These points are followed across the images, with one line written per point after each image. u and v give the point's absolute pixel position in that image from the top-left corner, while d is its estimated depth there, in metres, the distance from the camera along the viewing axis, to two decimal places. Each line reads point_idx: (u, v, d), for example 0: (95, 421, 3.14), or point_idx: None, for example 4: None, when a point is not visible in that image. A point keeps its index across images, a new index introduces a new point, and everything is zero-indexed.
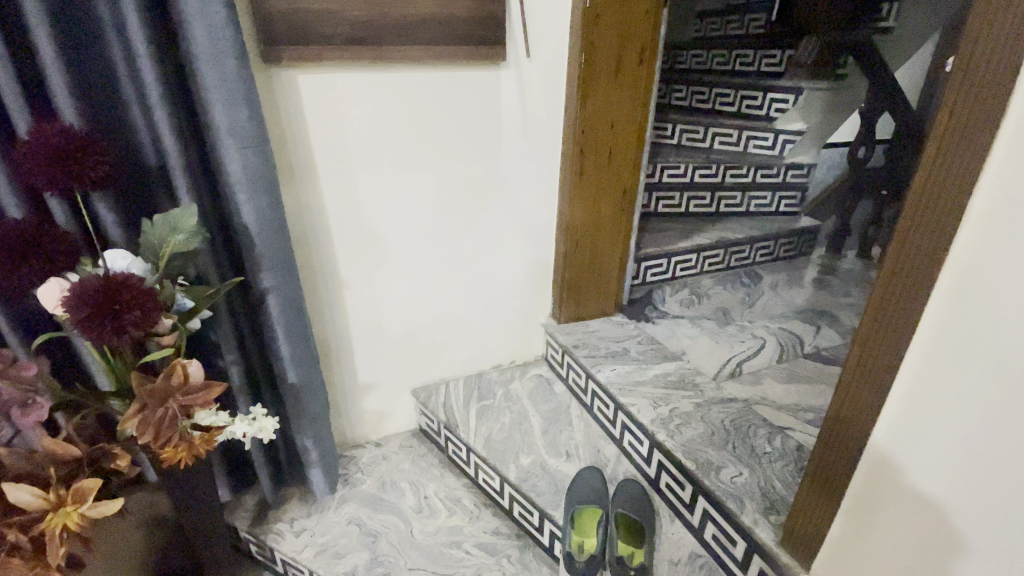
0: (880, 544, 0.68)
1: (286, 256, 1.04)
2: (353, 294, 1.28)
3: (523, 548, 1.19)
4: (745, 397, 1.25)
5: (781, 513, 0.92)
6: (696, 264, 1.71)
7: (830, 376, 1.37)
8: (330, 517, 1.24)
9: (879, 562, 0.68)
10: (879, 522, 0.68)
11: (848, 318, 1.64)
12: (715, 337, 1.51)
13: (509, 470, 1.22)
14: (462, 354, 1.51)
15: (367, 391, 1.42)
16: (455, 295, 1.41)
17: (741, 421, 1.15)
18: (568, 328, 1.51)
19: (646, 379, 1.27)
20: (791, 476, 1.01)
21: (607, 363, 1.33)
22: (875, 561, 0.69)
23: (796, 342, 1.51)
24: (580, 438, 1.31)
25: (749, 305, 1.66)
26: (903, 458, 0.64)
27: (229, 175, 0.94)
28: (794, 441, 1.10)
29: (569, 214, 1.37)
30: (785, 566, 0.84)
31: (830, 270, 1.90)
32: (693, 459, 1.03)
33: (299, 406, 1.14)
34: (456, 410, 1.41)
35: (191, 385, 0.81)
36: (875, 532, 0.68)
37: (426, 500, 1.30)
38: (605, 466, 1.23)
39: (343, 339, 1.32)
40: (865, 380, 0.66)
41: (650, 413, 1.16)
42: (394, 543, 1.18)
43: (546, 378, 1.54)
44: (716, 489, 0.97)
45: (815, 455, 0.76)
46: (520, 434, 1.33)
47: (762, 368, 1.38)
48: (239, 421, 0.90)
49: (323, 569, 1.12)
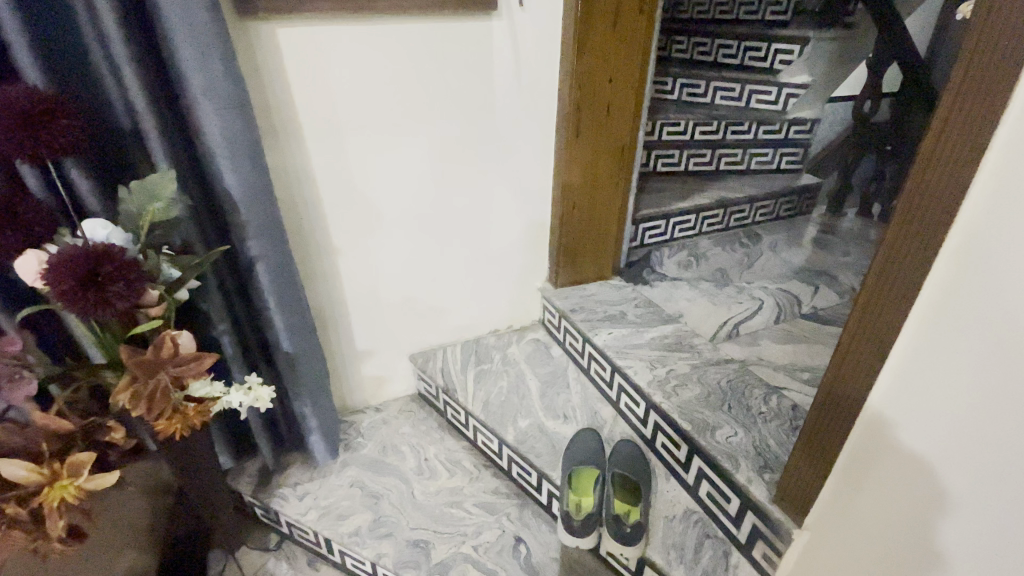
0: (872, 502, 0.69)
1: (273, 224, 1.00)
2: (346, 263, 1.26)
3: (522, 506, 1.22)
4: (741, 358, 1.26)
5: (775, 471, 0.92)
6: (695, 225, 1.68)
7: (827, 335, 1.37)
8: (333, 480, 1.27)
9: (871, 520, 0.69)
10: (872, 480, 0.68)
11: (845, 277, 1.64)
12: (712, 298, 1.49)
13: (508, 433, 1.24)
14: (459, 323, 1.51)
15: (365, 357, 1.41)
16: (451, 264, 1.39)
17: (737, 382, 1.15)
18: (565, 292, 1.50)
19: (643, 343, 1.26)
20: (785, 435, 1.01)
21: (604, 327, 1.32)
22: (866, 517, 0.70)
23: (793, 303, 1.50)
24: (577, 400, 1.32)
25: (748, 266, 1.64)
26: (898, 419, 0.64)
27: (208, 139, 0.90)
28: (789, 401, 1.10)
29: (565, 176, 1.33)
30: (778, 522, 0.85)
31: (831, 230, 1.87)
32: (689, 421, 1.04)
33: (295, 374, 1.14)
34: (454, 374, 1.42)
35: (181, 355, 0.80)
36: (867, 491, 0.69)
37: (426, 462, 1.33)
38: (602, 427, 1.24)
39: (338, 308, 1.30)
40: (865, 342, 0.65)
41: (646, 375, 1.16)
42: (396, 504, 1.21)
43: (543, 342, 1.53)
44: (712, 449, 0.98)
45: (810, 417, 0.76)
46: (518, 396, 1.34)
47: (759, 330, 1.38)
48: (234, 391, 0.91)
49: (326, 531, 1.15)
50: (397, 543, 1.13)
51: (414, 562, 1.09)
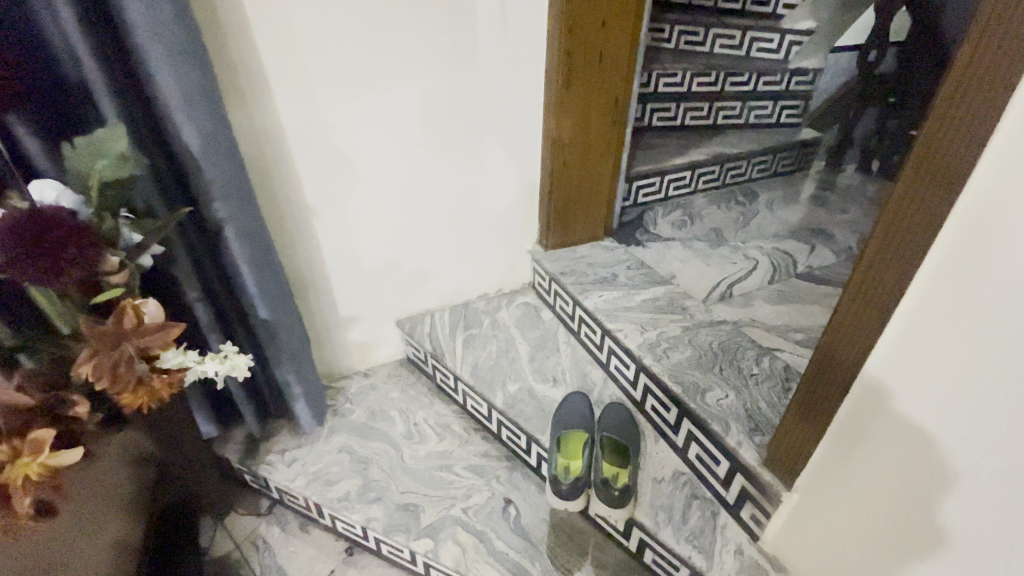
0: (869, 463, 0.68)
1: (240, 186, 0.94)
2: (325, 226, 1.20)
3: (511, 469, 1.21)
4: (734, 320, 1.21)
5: (765, 434, 0.91)
6: (690, 182, 1.62)
7: (822, 295, 1.34)
8: (321, 446, 1.26)
9: (867, 480, 0.69)
10: (869, 442, 0.67)
11: (842, 235, 1.60)
12: (706, 258, 1.44)
13: (497, 397, 1.23)
14: (446, 288, 1.47)
15: (349, 323, 1.38)
16: (438, 227, 1.34)
17: (729, 343, 1.12)
18: (555, 254, 1.44)
19: (634, 305, 1.23)
20: (777, 397, 0.99)
21: (595, 290, 1.28)
22: (862, 478, 0.70)
23: (788, 262, 1.45)
24: (567, 363, 1.30)
25: (743, 225, 1.59)
26: (897, 384, 0.62)
27: (161, 90, 0.82)
28: (781, 362, 1.08)
29: (555, 131, 1.26)
30: (767, 485, 0.84)
31: (828, 186, 1.82)
32: (679, 383, 1.02)
33: (274, 342, 1.10)
34: (442, 339, 1.39)
35: (146, 326, 0.75)
36: (863, 452, 0.68)
37: (416, 426, 1.32)
38: (591, 390, 1.22)
39: (318, 273, 1.25)
40: (867, 304, 0.62)
41: (637, 338, 1.13)
42: (385, 468, 1.21)
43: (533, 306, 1.49)
44: (702, 411, 0.96)
45: (805, 382, 0.74)
46: (507, 360, 1.32)
47: (753, 290, 1.33)
48: (209, 360, 0.87)
49: (315, 496, 1.15)
50: (386, 507, 1.13)
51: (404, 525, 1.09)
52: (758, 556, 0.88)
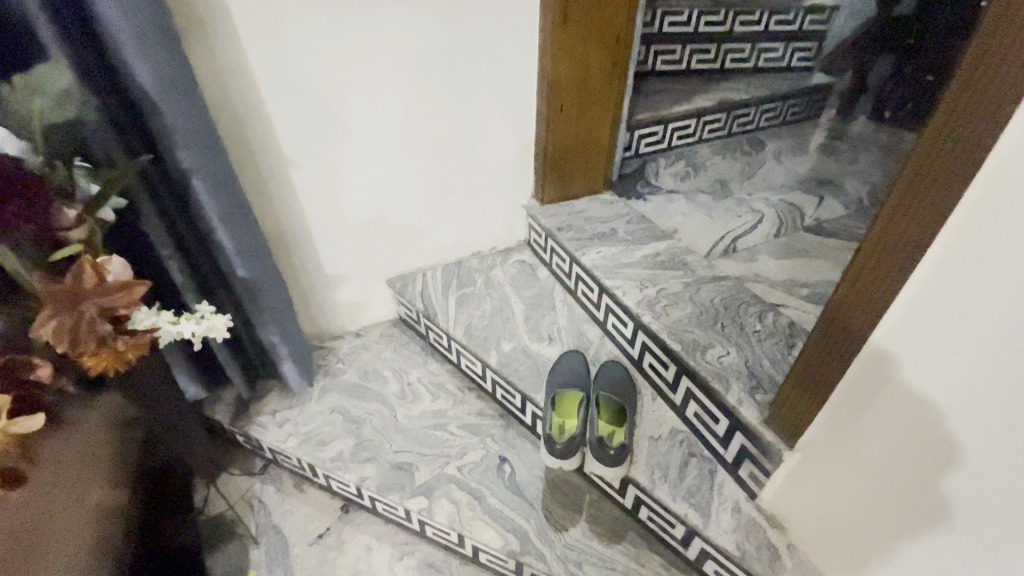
0: (879, 420, 0.66)
1: (206, 133, 0.86)
2: (307, 179, 1.13)
3: (506, 427, 1.19)
4: (737, 275, 1.16)
5: (767, 392, 0.88)
6: (695, 132, 1.53)
7: (829, 248, 1.28)
8: (313, 407, 1.23)
9: (877, 438, 0.67)
10: (882, 399, 0.64)
11: (852, 187, 1.53)
12: (710, 212, 1.37)
13: (491, 356, 1.20)
14: (439, 246, 1.41)
15: (338, 282, 1.32)
16: (429, 181, 1.26)
17: (731, 299, 1.08)
18: (552, 209, 1.36)
19: (634, 261, 1.17)
20: (780, 354, 0.96)
21: (592, 245, 1.22)
22: (871, 437, 0.67)
23: (796, 215, 1.38)
24: (563, 322, 1.26)
25: (749, 177, 1.51)
26: (917, 340, 0.59)
27: (105, 20, 0.72)
28: (786, 319, 1.04)
29: (551, 72, 1.16)
30: (768, 443, 0.82)
31: (838, 136, 1.73)
32: (679, 341, 0.98)
33: (256, 301, 1.05)
34: (434, 298, 1.34)
35: (106, 283, 0.69)
36: (875, 410, 0.66)
37: (409, 386, 1.29)
38: (588, 348, 1.18)
39: (301, 229, 1.19)
40: (890, 251, 0.57)
41: (635, 295, 1.08)
42: (378, 428, 1.19)
43: (529, 264, 1.44)
44: (702, 369, 0.93)
45: (813, 339, 0.70)
46: (501, 319, 1.28)
47: (758, 245, 1.27)
48: (184, 321, 0.84)
49: (307, 456, 1.14)
50: (380, 466, 1.12)
51: (397, 484, 1.08)
52: (755, 514, 0.87)
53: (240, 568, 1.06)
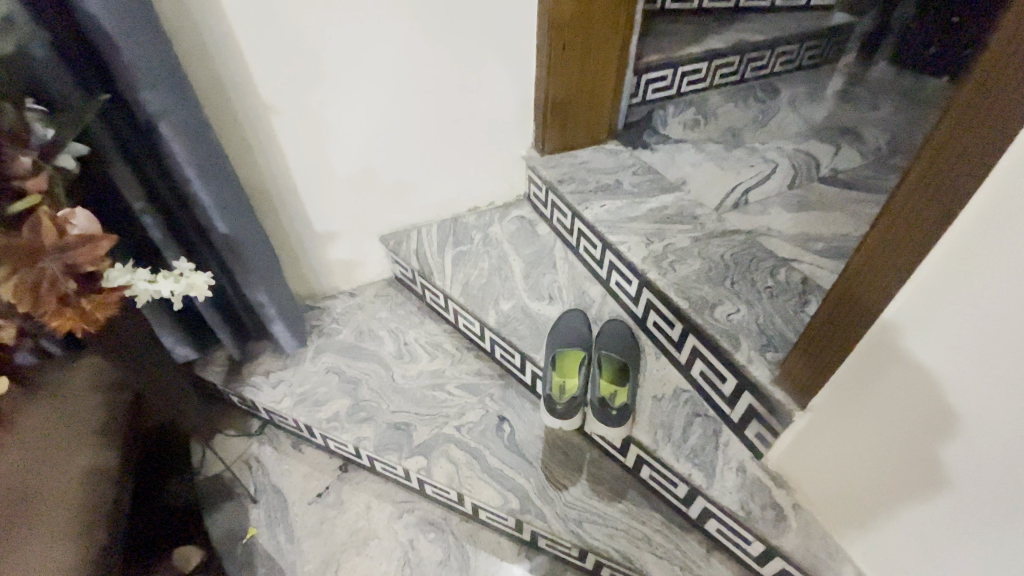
0: (896, 384, 0.61)
1: (171, 69, 0.78)
2: (288, 126, 1.04)
3: (505, 387, 1.17)
4: (748, 229, 1.10)
5: (779, 350, 0.84)
6: (706, 76, 1.41)
7: (845, 201, 1.21)
8: (307, 367, 1.21)
9: (893, 402, 0.62)
10: (903, 358, 0.60)
11: (870, 135, 1.44)
12: (720, 162, 1.29)
13: (489, 316, 1.15)
14: (432, 200, 1.33)
15: (327, 239, 1.26)
16: (418, 129, 1.17)
17: (742, 255, 1.02)
18: (553, 161, 1.28)
19: (640, 216, 1.10)
20: (793, 312, 0.91)
21: (596, 199, 1.15)
22: (887, 399, 0.63)
23: (811, 165, 1.31)
24: (564, 280, 1.21)
25: (762, 125, 1.42)
26: (946, 301, 0.53)
27: None
28: (799, 274, 0.99)
29: (552, 5, 1.05)
30: (778, 404, 0.79)
31: (857, 81, 1.62)
32: (686, 298, 0.93)
33: (240, 259, 1.00)
34: (429, 256, 1.29)
35: (68, 238, 0.65)
36: (895, 371, 0.61)
37: (406, 346, 1.26)
38: (590, 307, 1.14)
39: (285, 182, 1.12)
40: (925, 197, 0.52)
41: (640, 252, 1.02)
42: (375, 388, 1.17)
43: (528, 220, 1.37)
44: (710, 328, 0.89)
45: (833, 295, 0.65)
46: (500, 278, 1.23)
47: (770, 197, 1.20)
48: (162, 279, 0.79)
49: (303, 417, 1.12)
50: (377, 426, 1.10)
51: (395, 444, 1.07)
52: (760, 474, 0.85)
53: (241, 526, 1.07)
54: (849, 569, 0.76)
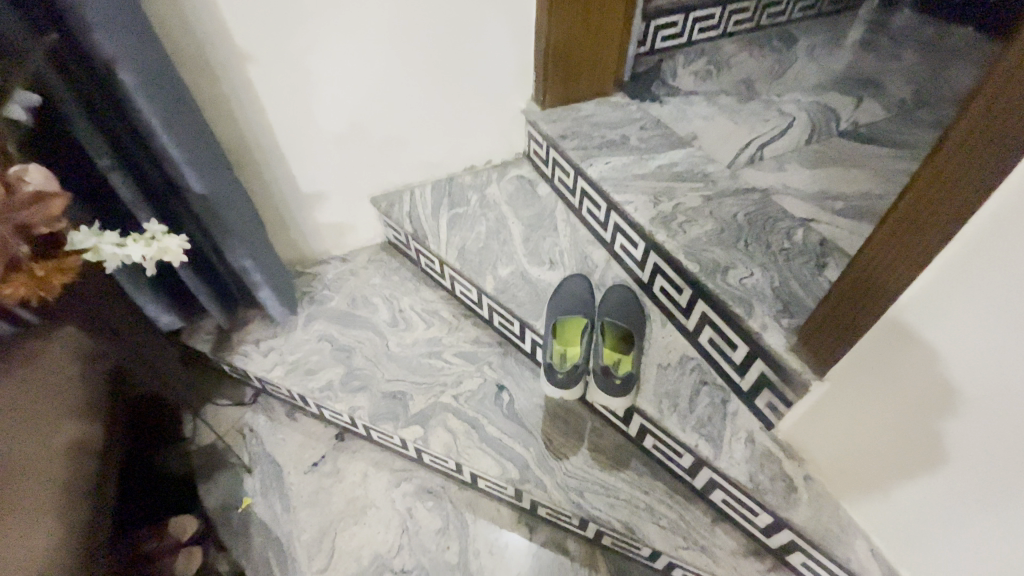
0: (933, 351, 0.57)
1: (127, 6, 0.69)
2: (267, 76, 0.96)
3: (504, 355, 1.13)
4: (763, 187, 1.03)
5: (795, 317, 0.80)
6: (719, 22, 1.31)
7: (866, 157, 1.13)
8: (299, 335, 1.16)
9: (928, 369, 0.59)
10: (943, 323, 0.55)
11: (894, 87, 1.34)
12: (733, 116, 1.20)
13: (486, 282, 1.10)
14: (426, 159, 1.25)
15: (316, 201, 1.19)
16: (412, 81, 1.08)
17: (756, 215, 0.96)
18: (555, 115, 1.20)
19: (648, 173, 1.03)
20: (810, 276, 0.86)
21: (600, 155, 1.07)
22: (921, 366, 0.59)
23: (830, 119, 1.22)
24: (566, 244, 1.15)
25: (779, 75, 1.32)
26: (1002, 262, 0.48)
27: None
28: (817, 236, 0.93)
29: None
30: (793, 373, 0.74)
31: (881, 28, 1.50)
32: (697, 262, 0.88)
33: (220, 222, 0.93)
34: (423, 219, 1.22)
35: (19, 198, 0.60)
36: (933, 336, 0.56)
37: (401, 313, 1.21)
38: (593, 272, 1.08)
39: (266, 138, 1.04)
40: (982, 143, 0.45)
41: (648, 212, 0.96)
42: (369, 356, 1.13)
43: (528, 180, 1.29)
44: (722, 293, 0.83)
45: (864, 256, 0.59)
46: (498, 241, 1.17)
47: (787, 152, 1.12)
48: (132, 243, 0.73)
49: (296, 386, 1.08)
50: (372, 396, 1.06)
51: (390, 413, 1.04)
52: (770, 444, 0.82)
53: (236, 495, 1.06)
54: (860, 542, 0.74)
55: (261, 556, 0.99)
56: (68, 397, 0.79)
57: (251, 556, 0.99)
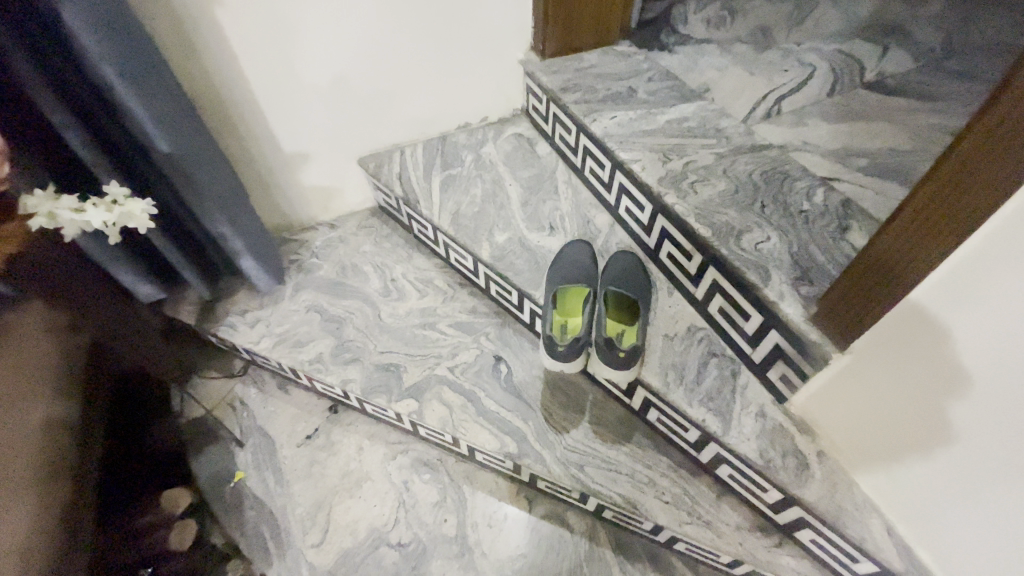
0: (976, 321, 0.52)
1: None
2: (238, 20, 0.85)
3: (502, 326, 1.08)
4: (781, 143, 0.95)
5: (814, 284, 0.74)
6: None
7: (893, 111, 1.05)
8: (286, 306, 1.11)
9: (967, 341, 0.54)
10: (990, 292, 0.50)
11: (923, 34, 1.24)
12: (749, 67, 1.11)
13: (482, 249, 1.04)
14: (416, 117, 1.16)
15: (300, 163, 1.11)
16: (399, 26, 0.98)
17: (773, 174, 0.89)
18: (556, 66, 1.10)
19: (656, 130, 0.95)
20: (830, 240, 0.80)
21: (605, 110, 0.99)
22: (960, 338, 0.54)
23: (854, 70, 1.13)
24: (567, 208, 1.08)
25: (799, 22, 1.21)
26: None
27: None
28: (839, 197, 0.86)
29: None
30: (812, 345, 0.69)
31: None
32: (709, 225, 0.81)
33: (192, 185, 0.86)
34: (415, 181, 1.15)
35: None
36: (978, 306, 0.51)
37: (394, 282, 1.15)
38: (595, 238, 1.02)
39: (240, 93, 0.95)
40: None
41: (656, 171, 0.89)
42: (361, 328, 1.08)
43: (527, 139, 1.21)
44: (735, 259, 0.77)
45: (902, 218, 0.53)
46: (495, 205, 1.10)
47: (807, 106, 1.04)
48: (92, 207, 0.68)
49: (284, 359, 1.04)
50: (364, 368, 1.02)
51: (384, 386, 1.00)
52: (782, 419, 0.78)
53: (228, 469, 1.04)
54: (876, 521, 0.70)
55: (254, 531, 0.98)
56: (43, 375, 0.74)
57: (245, 529, 0.98)
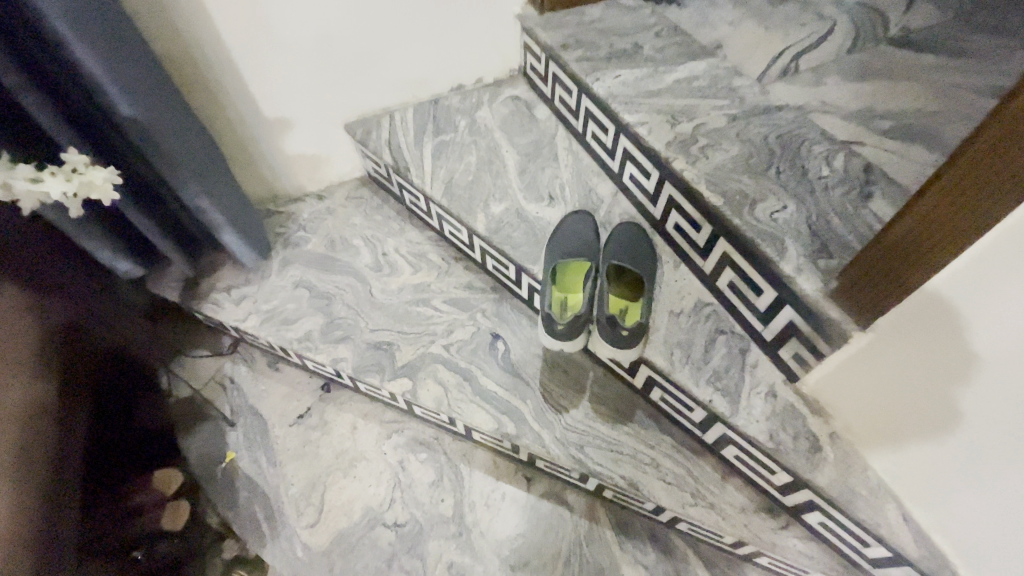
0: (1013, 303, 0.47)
1: None
2: None
3: (499, 301, 1.03)
4: (798, 104, 0.88)
5: (832, 257, 0.69)
6: None
7: (917, 68, 0.97)
8: (273, 282, 1.06)
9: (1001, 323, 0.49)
10: None
11: None
12: (764, 21, 1.02)
13: (477, 221, 0.98)
14: (405, 78, 1.08)
15: (282, 130, 1.04)
16: None
17: (789, 137, 0.83)
18: (556, 21, 1.02)
19: (664, 90, 0.88)
20: (850, 208, 0.75)
21: (609, 69, 0.92)
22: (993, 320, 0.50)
23: (877, 23, 1.04)
24: (567, 177, 1.02)
25: None
26: None
27: None
28: (860, 162, 0.80)
29: None
30: (829, 322, 0.65)
31: None
32: (720, 193, 0.76)
33: (165, 154, 0.80)
34: (406, 148, 1.08)
35: None
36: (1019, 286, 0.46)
37: (385, 257, 1.10)
38: (597, 208, 0.97)
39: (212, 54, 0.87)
40: None
41: (664, 135, 0.82)
42: (351, 304, 1.03)
43: (524, 102, 1.13)
44: (748, 230, 0.72)
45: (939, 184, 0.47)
46: (491, 174, 1.04)
47: (826, 63, 0.96)
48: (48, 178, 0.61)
49: (273, 337, 1.00)
50: (356, 347, 0.98)
51: (376, 365, 0.96)
52: (792, 399, 0.75)
53: (219, 449, 1.01)
54: (888, 504, 0.68)
55: (248, 512, 0.96)
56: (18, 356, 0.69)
57: (239, 511, 0.96)
